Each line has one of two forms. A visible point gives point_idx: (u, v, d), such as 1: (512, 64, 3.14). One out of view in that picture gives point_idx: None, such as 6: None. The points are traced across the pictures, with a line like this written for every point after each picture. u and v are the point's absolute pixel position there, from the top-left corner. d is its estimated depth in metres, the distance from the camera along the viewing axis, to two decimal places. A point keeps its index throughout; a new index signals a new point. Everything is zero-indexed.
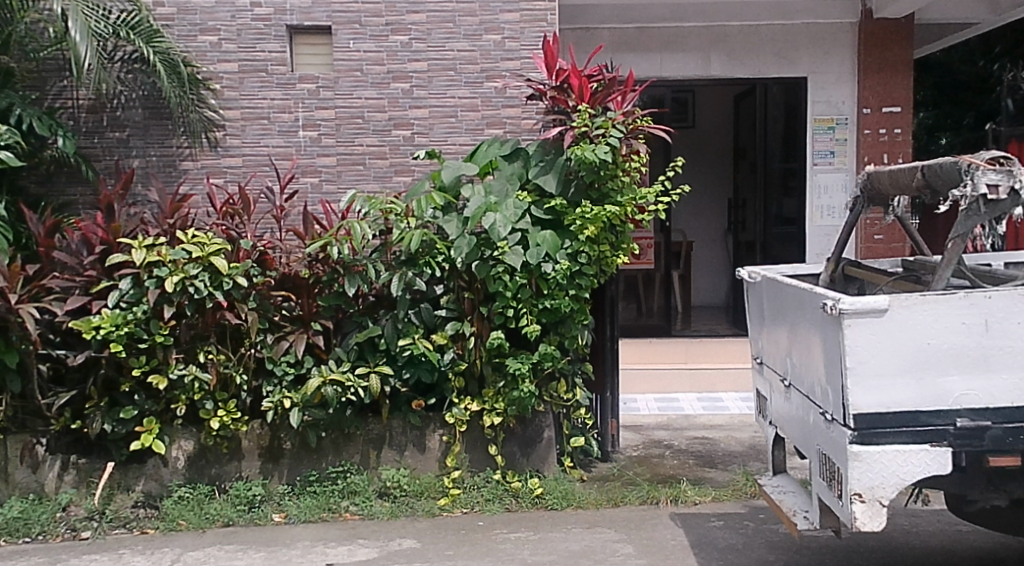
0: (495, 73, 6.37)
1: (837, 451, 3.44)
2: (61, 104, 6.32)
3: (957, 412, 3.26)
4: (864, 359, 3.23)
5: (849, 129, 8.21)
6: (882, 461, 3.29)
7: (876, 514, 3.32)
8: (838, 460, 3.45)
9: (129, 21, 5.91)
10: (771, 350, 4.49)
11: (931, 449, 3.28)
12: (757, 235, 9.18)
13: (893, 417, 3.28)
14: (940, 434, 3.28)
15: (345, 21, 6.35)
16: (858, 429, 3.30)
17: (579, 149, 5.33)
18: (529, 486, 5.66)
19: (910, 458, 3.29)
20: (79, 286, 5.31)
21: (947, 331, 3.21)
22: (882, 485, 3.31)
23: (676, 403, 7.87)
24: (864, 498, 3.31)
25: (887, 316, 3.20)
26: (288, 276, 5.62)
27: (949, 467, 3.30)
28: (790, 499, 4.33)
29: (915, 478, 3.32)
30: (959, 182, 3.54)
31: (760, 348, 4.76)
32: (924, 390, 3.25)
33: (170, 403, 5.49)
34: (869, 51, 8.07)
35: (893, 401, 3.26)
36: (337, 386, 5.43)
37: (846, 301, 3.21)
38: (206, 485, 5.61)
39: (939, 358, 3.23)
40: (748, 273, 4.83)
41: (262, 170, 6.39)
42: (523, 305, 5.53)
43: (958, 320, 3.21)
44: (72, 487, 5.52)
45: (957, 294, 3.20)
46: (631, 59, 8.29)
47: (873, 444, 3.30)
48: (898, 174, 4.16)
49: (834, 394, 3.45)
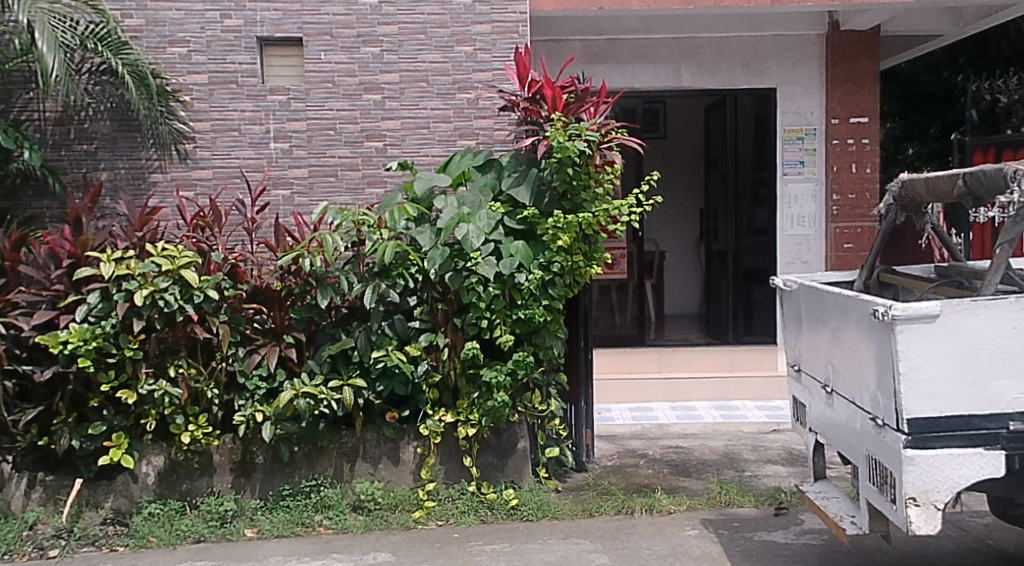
0: (467, 85, 6.38)
1: (889, 455, 3.58)
2: (26, 117, 6.24)
3: (1009, 415, 3.46)
4: (917, 365, 3.40)
5: (818, 139, 8.32)
6: (936, 465, 3.44)
7: (931, 517, 3.46)
8: (891, 465, 3.58)
9: (97, 32, 5.84)
10: (809, 356, 4.61)
11: (986, 452, 3.46)
12: (729, 245, 8.96)
13: (947, 421, 3.44)
14: (992, 437, 3.47)
15: (316, 33, 6.33)
16: (911, 433, 3.44)
17: (558, 136, 5.35)
18: (504, 497, 5.65)
19: (964, 461, 3.46)
20: (46, 300, 5.24)
21: (998, 336, 3.40)
22: (936, 488, 3.45)
23: (650, 413, 7.89)
24: (919, 502, 3.46)
25: (938, 322, 3.37)
26: (260, 289, 5.58)
27: (1002, 470, 3.49)
28: (834, 504, 4.40)
29: (969, 482, 3.48)
30: (1005, 188, 3.66)
31: (796, 354, 4.87)
32: (977, 395, 3.44)
33: (140, 418, 5.45)
34: (837, 62, 8.17)
35: (946, 407, 3.43)
36: (309, 399, 5.40)
37: (898, 307, 3.38)
38: (176, 501, 5.53)
39: (991, 362, 3.42)
40: (784, 282, 4.94)
41: (232, 182, 6.35)
42: (497, 316, 5.53)
43: (1009, 325, 3.40)
44: (39, 505, 5.42)
45: (1007, 300, 3.39)
46: (603, 70, 8.32)
47: (927, 448, 3.44)
48: (934, 182, 4.25)
49: (885, 399, 3.58)
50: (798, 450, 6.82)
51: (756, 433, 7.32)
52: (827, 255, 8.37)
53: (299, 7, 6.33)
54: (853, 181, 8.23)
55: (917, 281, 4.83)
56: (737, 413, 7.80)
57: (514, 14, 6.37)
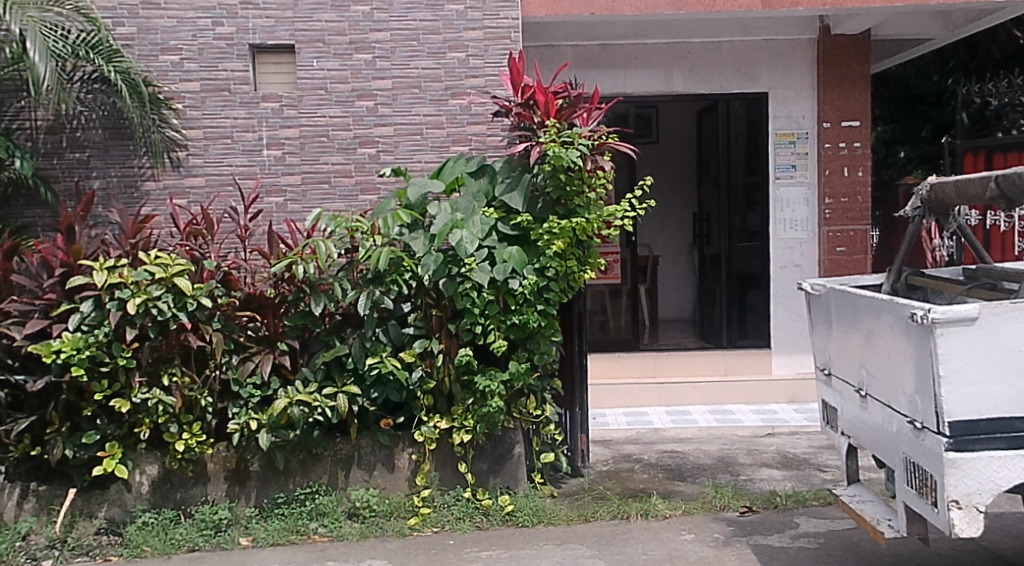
0: (459, 91, 6.39)
1: (930, 459, 3.61)
2: (18, 126, 6.23)
3: None
4: (957, 367, 3.46)
5: (810, 143, 8.36)
6: (977, 467, 3.48)
7: (973, 520, 3.49)
8: (931, 468, 3.60)
9: (88, 40, 5.83)
10: (835, 359, 4.62)
11: None
12: (721, 249, 8.94)
13: (988, 423, 3.49)
14: None
15: (309, 40, 6.33)
16: (953, 436, 3.48)
17: (552, 147, 5.36)
18: (500, 503, 5.63)
19: (1005, 462, 3.50)
20: (38, 309, 5.21)
21: None
22: (978, 490, 3.49)
23: (645, 417, 7.89)
24: (961, 504, 3.49)
25: (976, 324, 3.45)
26: (253, 296, 5.55)
27: None
28: (870, 508, 4.38)
29: (1010, 483, 3.52)
30: None
31: (821, 357, 4.88)
32: (1016, 396, 3.50)
33: (134, 427, 5.41)
34: (829, 66, 8.22)
35: (986, 409, 3.49)
36: (303, 407, 5.37)
37: (938, 310, 3.44)
38: (171, 510, 5.51)
39: None
40: (810, 285, 4.92)
41: (225, 190, 6.34)
42: (491, 321, 5.52)
43: None
44: (31, 515, 5.39)
45: None
46: (595, 76, 8.36)
47: (968, 451, 3.49)
48: (966, 184, 4.20)
49: (924, 403, 3.61)
50: (793, 454, 6.83)
51: (751, 437, 7.33)
52: (820, 259, 8.39)
53: (291, 14, 6.33)
54: (846, 185, 8.25)
55: (949, 282, 4.77)
56: (732, 417, 7.81)
57: (506, 20, 6.39)
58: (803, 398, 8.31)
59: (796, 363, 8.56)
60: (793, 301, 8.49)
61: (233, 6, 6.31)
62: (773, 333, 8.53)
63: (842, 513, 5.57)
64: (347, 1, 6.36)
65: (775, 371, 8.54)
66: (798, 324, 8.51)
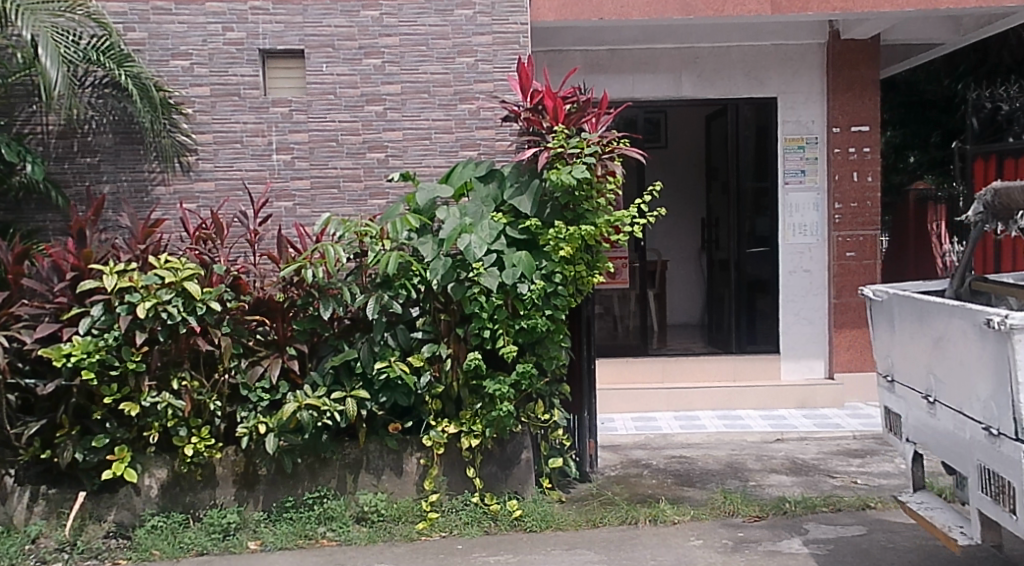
0: (468, 95, 6.40)
1: (1008, 466, 3.51)
2: (30, 130, 6.25)
3: None
4: None
5: (820, 147, 8.34)
6: None
7: None
8: (1008, 475, 3.52)
9: (99, 46, 5.82)
10: (902, 366, 4.54)
11: None
12: (732, 254, 8.77)
13: None
14: None
15: (318, 45, 6.35)
16: None
17: (555, 173, 5.37)
18: (508, 509, 5.63)
19: None
20: (49, 313, 5.24)
21: None
22: None
23: (653, 423, 7.87)
24: None
25: None
26: (263, 300, 5.56)
27: None
28: (940, 516, 4.33)
29: None
30: None
31: (885, 364, 4.80)
32: None
33: (143, 430, 5.45)
34: (839, 71, 8.20)
35: None
36: (313, 411, 5.38)
37: (1015, 316, 3.36)
38: (179, 514, 5.52)
39: None
40: (873, 291, 4.86)
41: (234, 195, 6.36)
42: (499, 326, 5.52)
43: None
44: (41, 519, 5.40)
45: None
46: (604, 81, 8.36)
47: None
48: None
49: (1000, 409, 3.52)
50: (802, 459, 6.81)
51: (760, 442, 7.31)
52: (829, 264, 8.36)
53: (301, 19, 6.35)
54: (856, 190, 8.25)
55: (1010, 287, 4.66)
56: (740, 423, 7.79)
57: (515, 25, 6.39)
58: (812, 403, 8.28)
59: (805, 368, 8.53)
60: (802, 306, 8.48)
61: (243, 11, 6.33)
62: (782, 339, 8.52)
63: (851, 519, 5.55)
64: (357, 7, 6.37)
65: (784, 377, 8.52)
66: (807, 329, 8.49)
